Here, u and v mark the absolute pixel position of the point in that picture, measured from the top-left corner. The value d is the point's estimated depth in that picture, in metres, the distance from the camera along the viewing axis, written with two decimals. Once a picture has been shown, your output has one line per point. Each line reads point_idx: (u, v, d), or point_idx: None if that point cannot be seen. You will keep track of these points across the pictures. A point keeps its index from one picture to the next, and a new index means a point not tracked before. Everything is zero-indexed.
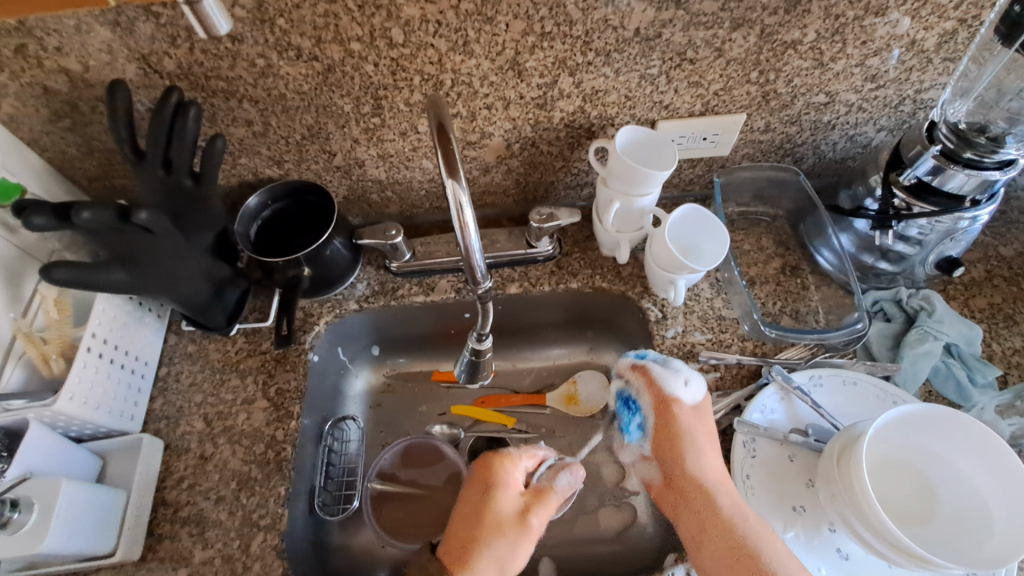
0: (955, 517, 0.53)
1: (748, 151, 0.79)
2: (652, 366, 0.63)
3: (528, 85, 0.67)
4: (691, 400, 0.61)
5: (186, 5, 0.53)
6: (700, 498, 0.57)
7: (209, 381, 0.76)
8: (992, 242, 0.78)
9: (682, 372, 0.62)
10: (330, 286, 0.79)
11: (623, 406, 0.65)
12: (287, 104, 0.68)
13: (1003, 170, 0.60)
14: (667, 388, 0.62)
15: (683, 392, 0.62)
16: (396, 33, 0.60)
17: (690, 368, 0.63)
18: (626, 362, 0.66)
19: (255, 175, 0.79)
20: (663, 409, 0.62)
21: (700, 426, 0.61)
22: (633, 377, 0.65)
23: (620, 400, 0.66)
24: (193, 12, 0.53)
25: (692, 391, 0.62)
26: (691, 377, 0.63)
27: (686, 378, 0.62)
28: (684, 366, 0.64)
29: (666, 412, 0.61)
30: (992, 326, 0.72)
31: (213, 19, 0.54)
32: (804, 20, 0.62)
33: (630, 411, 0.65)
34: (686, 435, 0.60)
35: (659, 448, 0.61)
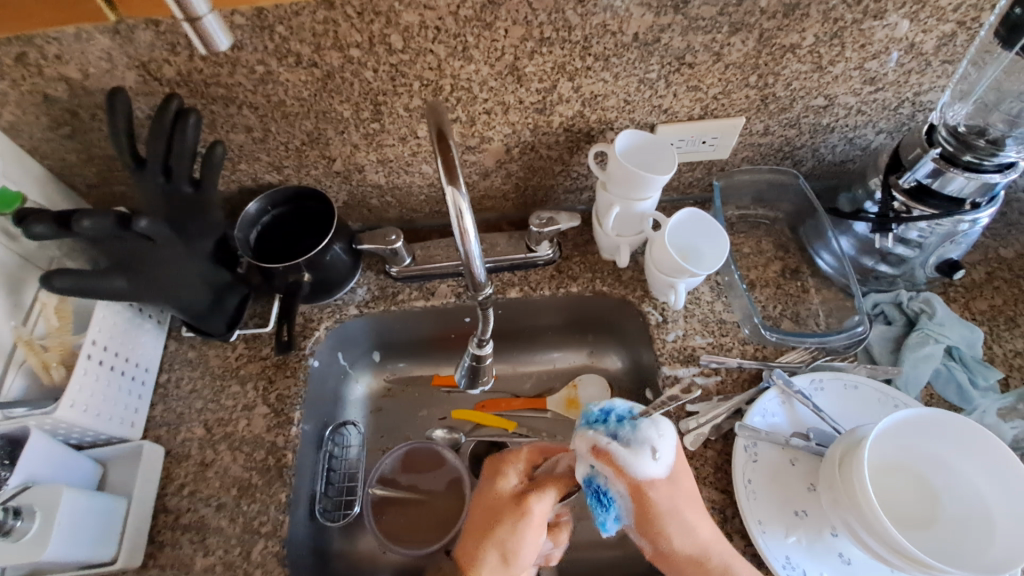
0: (958, 521, 0.53)
1: (748, 154, 0.79)
2: (613, 450, 0.52)
3: (527, 90, 0.67)
4: (666, 475, 0.53)
5: (188, 22, 0.52)
6: (693, 568, 0.54)
7: (210, 387, 0.76)
8: (992, 244, 0.78)
9: (648, 447, 0.52)
10: (331, 292, 0.79)
11: (597, 502, 0.54)
12: (287, 110, 0.68)
13: (1003, 173, 0.60)
14: (636, 473, 0.52)
15: (654, 469, 0.53)
16: (395, 39, 0.61)
17: (654, 430, 0.54)
18: (585, 441, 0.54)
19: (255, 180, 0.79)
20: (639, 497, 0.53)
21: (678, 502, 0.54)
22: (597, 463, 0.53)
23: (592, 494, 0.54)
24: (194, 29, 0.53)
25: (664, 464, 0.53)
26: (660, 446, 0.53)
27: (656, 451, 0.53)
28: (653, 435, 0.53)
29: (643, 497, 0.53)
30: (993, 328, 0.71)
31: (213, 36, 0.54)
32: (803, 23, 0.62)
33: (606, 503, 0.54)
34: (669, 518, 0.53)
35: (643, 531, 0.54)
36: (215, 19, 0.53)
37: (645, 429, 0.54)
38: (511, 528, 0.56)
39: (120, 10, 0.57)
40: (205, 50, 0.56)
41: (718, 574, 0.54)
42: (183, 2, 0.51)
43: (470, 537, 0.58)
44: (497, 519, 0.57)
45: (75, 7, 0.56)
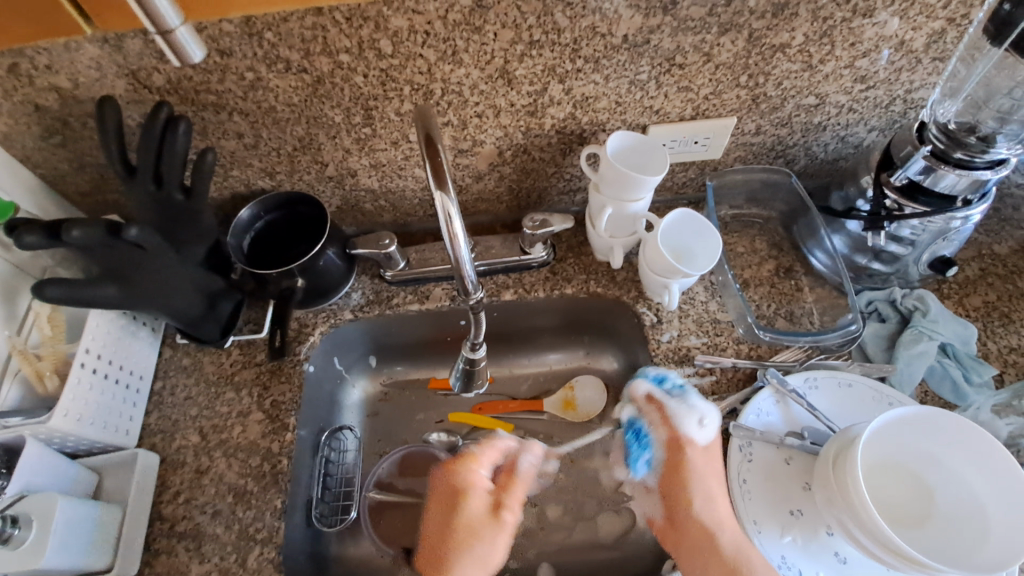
0: (953, 519, 0.53)
1: (740, 154, 0.79)
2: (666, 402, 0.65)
3: (518, 93, 0.67)
4: (704, 442, 0.62)
5: (160, 36, 0.52)
6: (704, 541, 0.59)
7: (204, 394, 0.76)
8: (986, 240, 0.78)
9: (697, 412, 0.62)
10: (325, 297, 0.79)
11: (634, 443, 0.68)
12: (278, 116, 0.68)
13: (995, 169, 0.60)
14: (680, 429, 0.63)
15: (698, 433, 0.62)
16: (384, 44, 0.60)
17: (705, 404, 0.63)
18: (641, 390, 0.67)
19: (247, 186, 0.78)
20: (674, 451, 0.63)
21: (710, 468, 0.62)
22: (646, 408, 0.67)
23: (632, 434, 0.68)
24: (167, 42, 0.53)
25: (705, 432, 0.62)
26: (705, 416, 0.62)
27: (703, 419, 0.62)
28: (701, 405, 0.62)
29: (678, 450, 0.63)
30: (987, 324, 0.71)
31: (186, 49, 0.54)
32: (792, 23, 0.62)
33: (642, 445, 0.68)
34: (694, 478, 0.61)
35: (672, 490, 0.63)
36: (188, 31, 0.53)
37: (693, 399, 0.63)
38: (489, 539, 0.63)
39: (93, 22, 0.57)
40: (179, 63, 0.55)
41: (727, 553, 0.57)
42: (154, 16, 0.51)
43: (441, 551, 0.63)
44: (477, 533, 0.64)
45: (52, 24, 0.57)
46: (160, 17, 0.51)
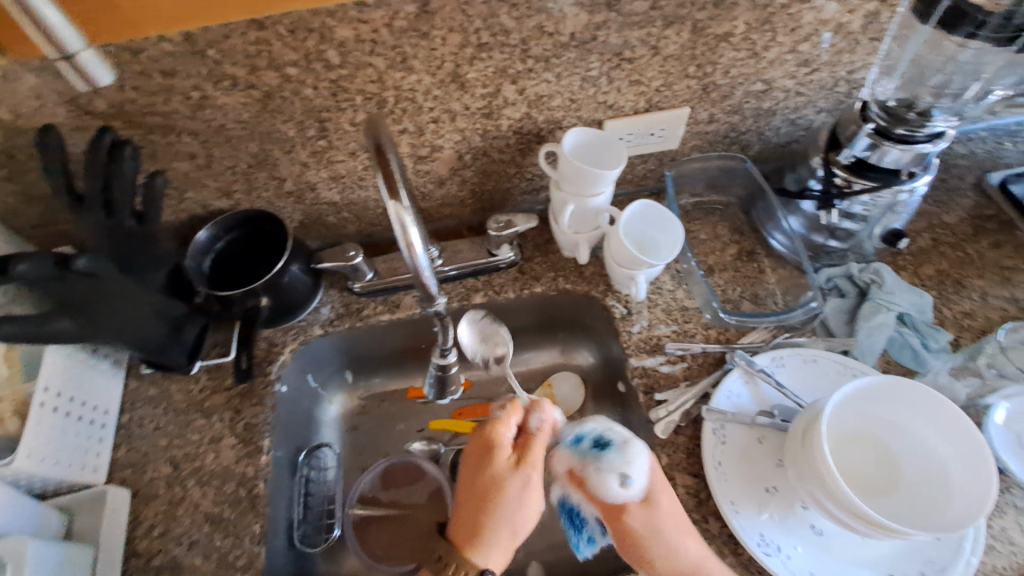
0: (918, 484, 0.55)
1: (696, 143, 0.81)
2: (583, 475, 0.59)
3: (472, 96, 0.67)
4: (639, 499, 0.57)
5: (64, 61, 0.52)
6: None
7: (175, 423, 0.74)
8: (935, 211, 0.81)
9: (615, 472, 0.58)
10: (294, 313, 0.78)
11: (570, 524, 0.62)
12: (229, 133, 0.67)
13: (934, 142, 0.62)
14: (608, 496, 0.58)
15: (627, 493, 0.57)
16: (331, 55, 0.60)
17: (622, 456, 0.58)
18: (558, 459, 0.62)
19: (204, 208, 0.77)
20: (614, 520, 0.58)
21: (654, 525, 0.56)
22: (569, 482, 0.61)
23: (566, 515, 0.62)
24: (73, 67, 0.52)
25: (636, 487, 0.57)
26: (631, 471, 0.57)
27: (624, 478, 0.57)
28: (622, 461, 0.58)
29: (616, 519, 0.58)
30: (941, 292, 0.74)
31: (95, 74, 0.54)
32: (733, 12, 0.63)
33: (577, 523, 0.61)
34: (647, 539, 0.56)
35: (631, 558, 0.57)
36: (92, 56, 0.53)
37: (609, 456, 0.59)
38: (516, 493, 0.58)
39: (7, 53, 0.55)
40: (86, 89, 0.55)
41: None
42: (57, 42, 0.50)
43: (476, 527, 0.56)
44: (527, 493, 0.58)
45: None
46: (63, 42, 0.50)
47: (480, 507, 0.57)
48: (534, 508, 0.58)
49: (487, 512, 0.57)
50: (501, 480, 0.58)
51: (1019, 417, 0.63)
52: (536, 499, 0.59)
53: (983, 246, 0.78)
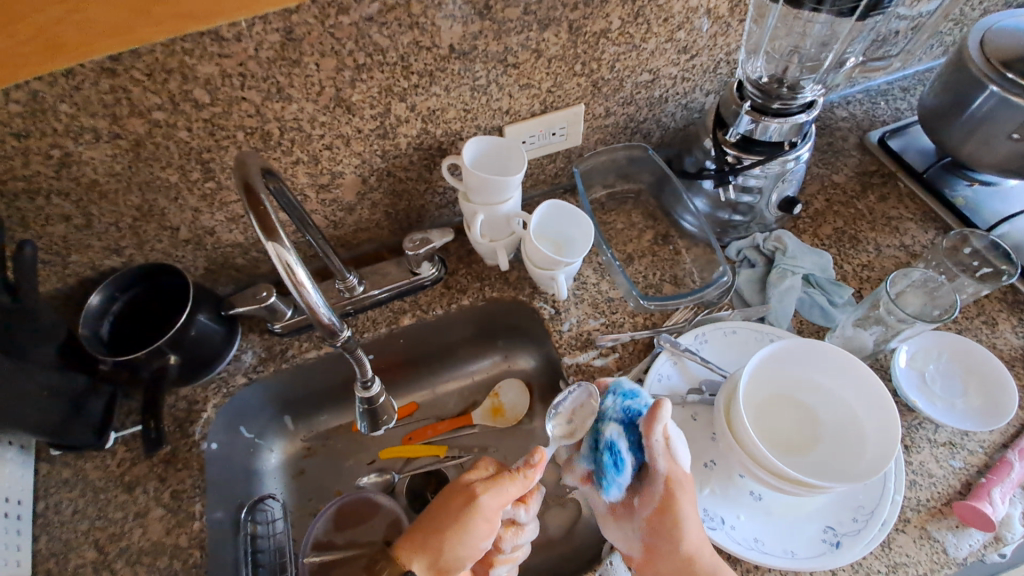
0: (834, 436, 0.57)
1: (599, 136, 0.82)
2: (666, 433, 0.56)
3: (361, 118, 0.66)
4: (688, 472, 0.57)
5: None
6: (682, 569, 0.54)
7: (93, 504, 0.68)
8: (826, 173, 0.86)
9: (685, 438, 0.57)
10: (210, 366, 0.74)
11: (612, 462, 0.55)
12: (104, 189, 0.63)
13: (807, 112, 0.66)
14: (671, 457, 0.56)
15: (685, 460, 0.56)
16: (199, 94, 0.57)
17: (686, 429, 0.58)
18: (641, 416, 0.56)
19: (94, 269, 0.71)
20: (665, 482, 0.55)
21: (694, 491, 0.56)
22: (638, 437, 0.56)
23: (610, 454, 0.55)
24: None
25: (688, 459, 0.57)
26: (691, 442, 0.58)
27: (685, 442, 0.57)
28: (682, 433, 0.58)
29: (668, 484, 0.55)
30: (840, 248, 0.78)
31: None
32: (604, 9, 0.65)
33: (619, 466, 0.55)
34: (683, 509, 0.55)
35: (653, 524, 0.55)
36: None
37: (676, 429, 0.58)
38: (462, 520, 0.55)
39: None
40: None
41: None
42: None
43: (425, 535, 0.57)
44: (467, 519, 0.55)
45: None
46: None
47: (429, 524, 0.57)
48: (472, 539, 0.55)
49: (433, 531, 0.56)
50: (453, 506, 0.57)
51: (918, 355, 0.68)
52: (482, 533, 0.56)
53: (872, 200, 0.83)
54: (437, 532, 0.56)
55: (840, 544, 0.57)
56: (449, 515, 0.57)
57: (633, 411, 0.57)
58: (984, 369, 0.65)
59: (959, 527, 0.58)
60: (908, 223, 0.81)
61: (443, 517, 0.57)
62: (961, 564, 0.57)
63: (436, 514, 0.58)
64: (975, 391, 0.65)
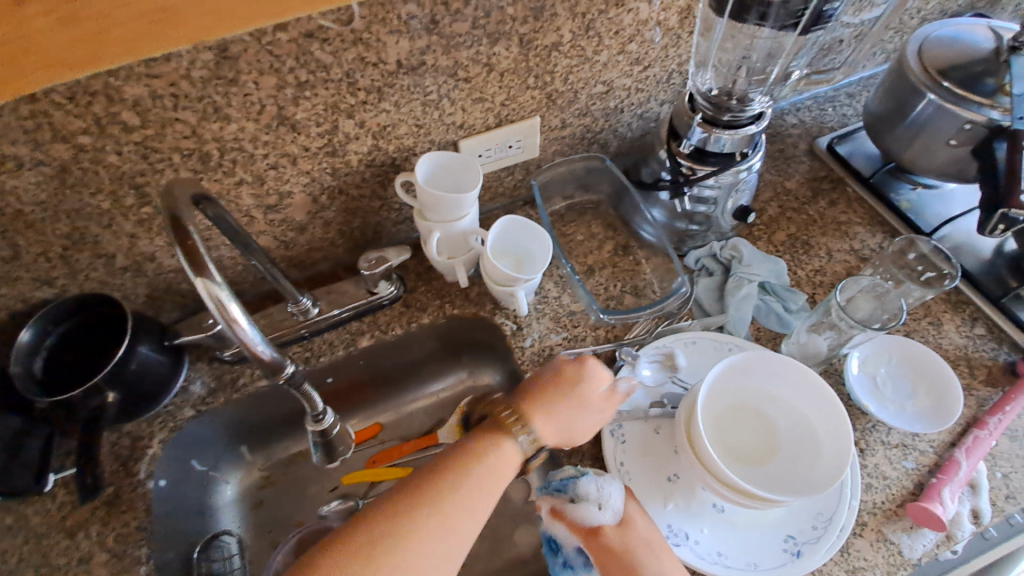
0: (792, 446, 0.58)
1: (556, 148, 0.82)
2: (567, 511, 0.57)
3: (308, 136, 0.63)
4: (614, 521, 0.56)
5: None
6: None
7: (27, 555, 0.63)
8: (779, 180, 0.88)
9: (591, 497, 0.57)
10: (155, 400, 0.70)
11: (550, 548, 0.60)
12: (29, 217, 0.58)
13: (757, 123, 0.67)
14: (585, 523, 0.56)
15: (602, 518, 0.56)
16: (128, 116, 0.54)
17: (597, 484, 0.58)
18: (545, 503, 0.59)
19: (23, 302, 0.67)
20: (593, 547, 0.55)
21: (643, 538, 0.55)
22: (553, 522, 0.59)
23: (546, 542, 0.60)
24: None
25: (608, 514, 0.56)
26: (603, 497, 0.57)
27: (599, 502, 0.56)
28: (592, 485, 0.58)
29: (596, 547, 0.55)
30: (794, 254, 0.80)
31: None
32: (555, 23, 0.64)
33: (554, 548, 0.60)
34: (627, 561, 0.53)
35: None
36: None
37: (587, 485, 0.58)
38: (575, 413, 0.58)
39: None
40: None
41: None
42: None
43: (557, 406, 0.57)
44: (588, 414, 0.59)
45: None
46: None
47: (566, 392, 0.58)
48: (579, 434, 0.58)
49: (565, 407, 0.58)
50: (585, 399, 0.59)
51: (870, 360, 0.70)
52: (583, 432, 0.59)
53: (822, 206, 0.85)
54: (565, 408, 0.58)
55: (801, 553, 0.57)
56: (585, 410, 0.59)
57: (565, 487, 0.59)
58: (929, 370, 0.68)
59: (913, 528, 0.60)
60: (857, 228, 0.83)
61: (571, 401, 0.58)
62: (916, 564, 0.58)
63: (552, 399, 0.58)
64: (924, 393, 0.67)
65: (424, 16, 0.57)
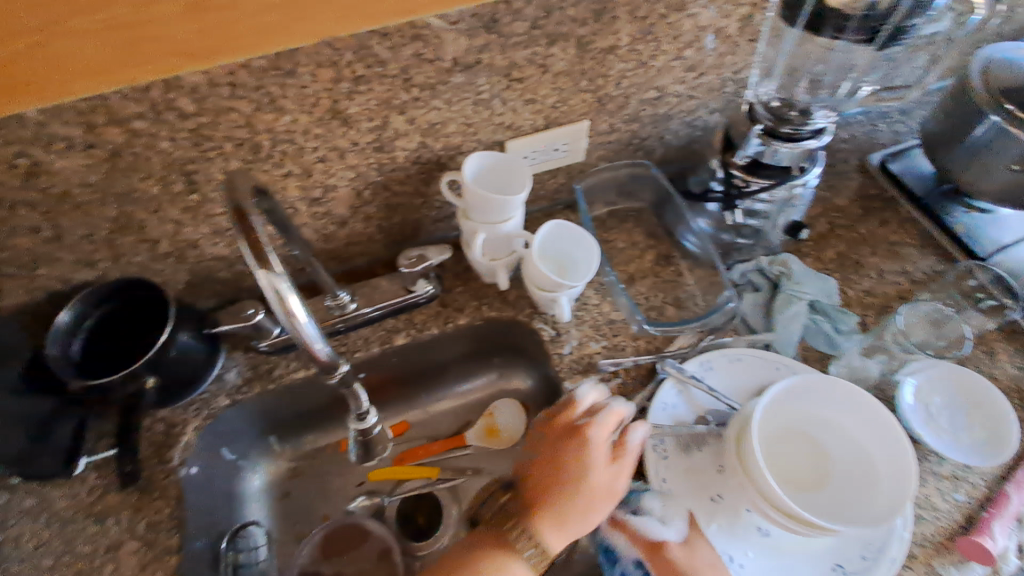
0: (847, 474, 0.56)
1: (602, 152, 0.80)
2: (631, 521, 0.58)
3: (358, 131, 0.63)
4: (679, 538, 0.57)
5: None
6: None
7: (59, 537, 0.64)
8: (828, 196, 0.86)
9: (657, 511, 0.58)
10: (190, 388, 0.70)
11: (607, 561, 0.59)
12: (77, 200, 0.58)
13: (818, 138, 0.65)
14: (648, 535, 0.57)
15: (666, 533, 0.57)
16: (184, 103, 0.53)
17: (662, 501, 0.60)
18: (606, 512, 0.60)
19: (65, 283, 0.66)
20: (656, 560, 0.56)
21: (706, 559, 0.55)
22: (614, 533, 0.59)
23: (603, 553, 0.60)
24: None
25: (673, 529, 0.57)
26: (668, 512, 0.59)
27: (663, 517, 0.58)
28: (657, 502, 0.59)
29: (659, 561, 0.55)
30: (842, 273, 0.78)
31: None
32: (614, 26, 0.63)
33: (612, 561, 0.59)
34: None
35: None
36: None
37: (654, 501, 0.60)
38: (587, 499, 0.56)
39: None
40: None
41: None
42: None
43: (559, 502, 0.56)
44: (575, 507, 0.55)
45: None
46: None
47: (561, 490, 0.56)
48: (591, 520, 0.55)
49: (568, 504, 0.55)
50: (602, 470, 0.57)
51: (925, 387, 0.68)
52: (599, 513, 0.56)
53: (873, 225, 0.83)
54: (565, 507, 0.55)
55: None
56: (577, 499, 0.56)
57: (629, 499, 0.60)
58: (986, 404, 0.65)
59: (961, 562, 0.57)
60: (909, 249, 0.80)
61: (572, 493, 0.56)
62: None
63: (558, 480, 0.57)
64: (979, 423, 0.65)
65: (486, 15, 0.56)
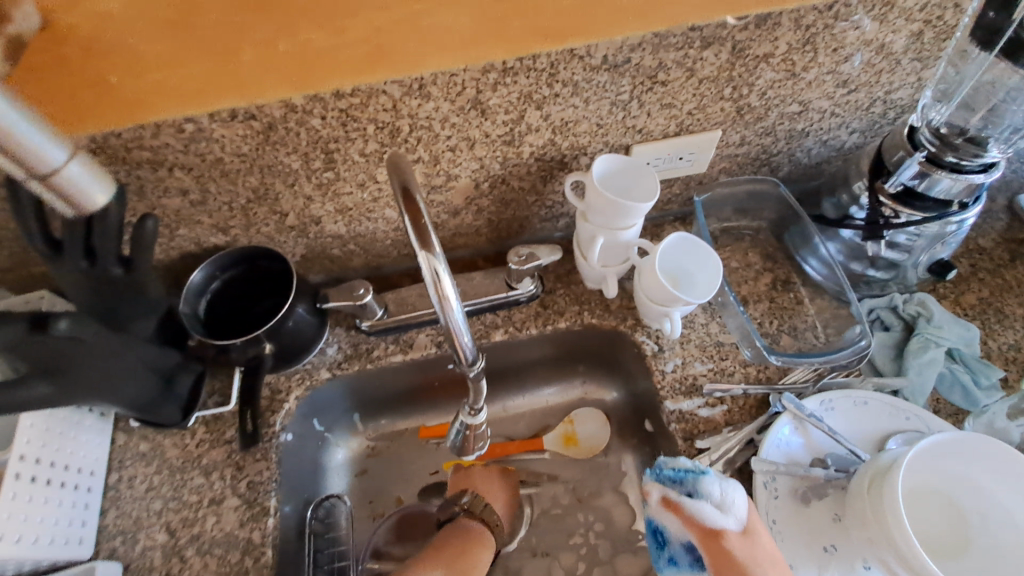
0: (997, 551, 0.51)
1: (725, 166, 0.76)
2: (685, 504, 0.55)
3: (493, 123, 0.62)
4: (738, 528, 0.53)
5: None
6: None
7: (168, 483, 0.67)
8: (971, 235, 0.78)
9: (716, 496, 0.54)
10: (298, 356, 0.71)
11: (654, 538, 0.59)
12: (226, 167, 0.60)
13: (988, 173, 0.59)
14: (704, 519, 0.54)
15: (725, 520, 0.54)
16: (342, 83, 0.54)
17: (725, 485, 0.55)
18: (655, 491, 0.58)
19: (198, 244, 0.70)
20: (710, 545, 0.53)
21: (764, 555, 0.52)
22: (664, 513, 0.57)
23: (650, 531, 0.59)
24: None
25: (733, 517, 0.54)
26: (729, 499, 0.54)
27: (721, 504, 0.54)
28: (717, 487, 0.55)
29: (714, 548, 0.53)
30: (985, 322, 0.71)
31: None
32: (775, 32, 0.59)
33: (660, 541, 0.58)
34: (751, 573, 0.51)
35: None
36: None
37: (713, 484, 0.55)
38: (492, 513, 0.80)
39: None
40: None
41: None
42: None
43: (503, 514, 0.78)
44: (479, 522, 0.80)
45: None
46: None
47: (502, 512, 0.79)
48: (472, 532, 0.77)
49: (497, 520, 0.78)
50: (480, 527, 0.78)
51: None
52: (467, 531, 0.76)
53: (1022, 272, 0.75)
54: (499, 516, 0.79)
55: None
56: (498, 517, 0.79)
57: (685, 478, 0.57)
58: None
59: None
60: None
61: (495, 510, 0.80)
62: None
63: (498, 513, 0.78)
64: None
65: (628, 29, 0.56)
